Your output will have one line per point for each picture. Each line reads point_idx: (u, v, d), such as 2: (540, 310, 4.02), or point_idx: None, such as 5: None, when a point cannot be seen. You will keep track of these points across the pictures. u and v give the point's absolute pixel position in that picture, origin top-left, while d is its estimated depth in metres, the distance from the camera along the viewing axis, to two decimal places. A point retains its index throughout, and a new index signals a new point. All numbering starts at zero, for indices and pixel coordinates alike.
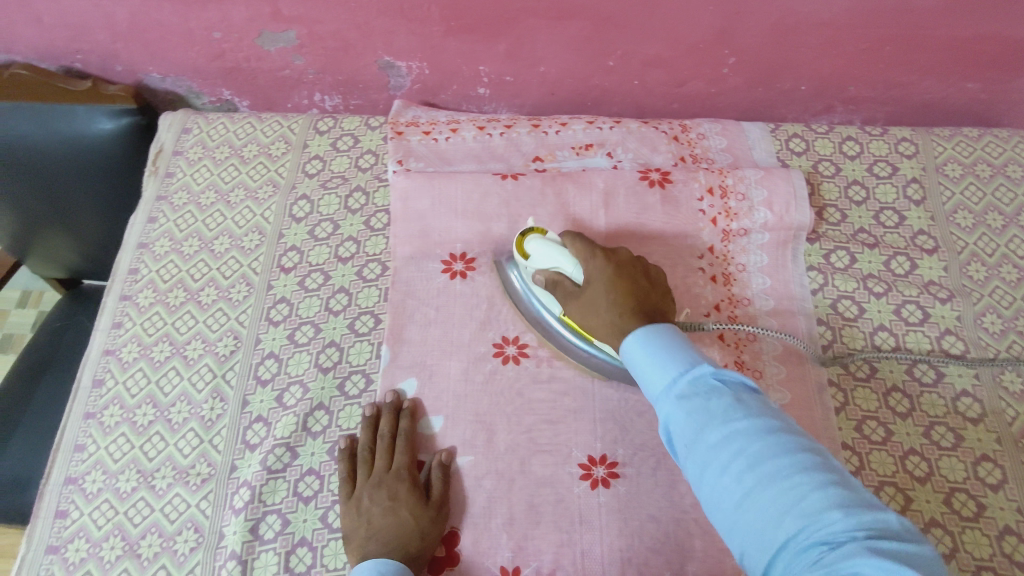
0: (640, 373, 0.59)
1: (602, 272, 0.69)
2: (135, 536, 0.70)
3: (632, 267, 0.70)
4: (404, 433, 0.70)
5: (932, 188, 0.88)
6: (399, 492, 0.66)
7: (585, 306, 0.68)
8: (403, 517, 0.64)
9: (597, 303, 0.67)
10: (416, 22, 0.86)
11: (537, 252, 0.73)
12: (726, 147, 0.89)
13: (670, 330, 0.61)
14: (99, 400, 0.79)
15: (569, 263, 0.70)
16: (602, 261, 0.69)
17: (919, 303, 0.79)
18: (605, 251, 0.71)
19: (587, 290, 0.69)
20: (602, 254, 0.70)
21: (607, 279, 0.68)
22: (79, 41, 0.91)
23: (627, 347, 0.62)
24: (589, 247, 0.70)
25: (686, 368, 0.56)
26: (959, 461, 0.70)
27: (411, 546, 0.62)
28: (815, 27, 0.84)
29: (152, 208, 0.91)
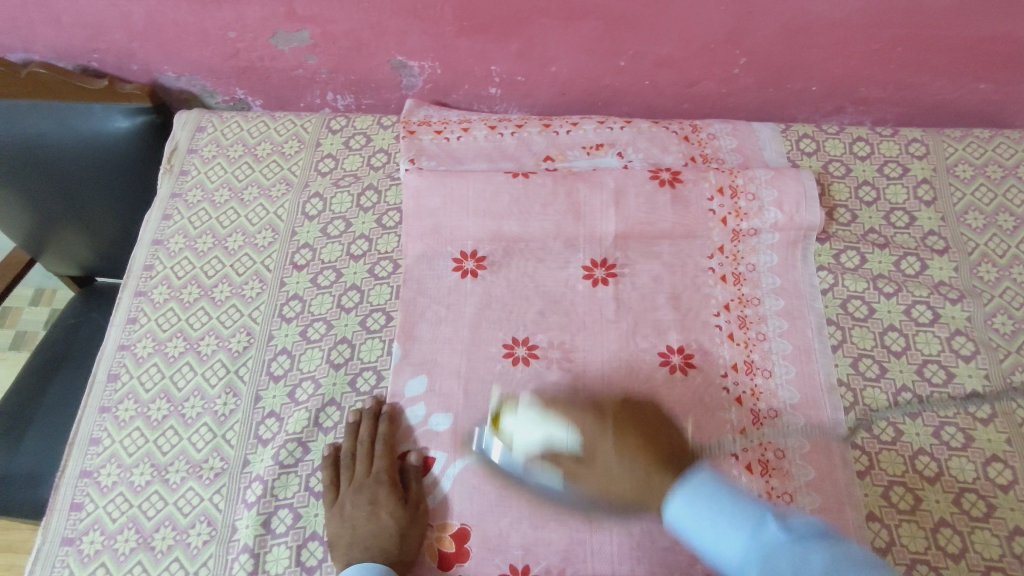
0: (711, 544, 0.56)
1: (603, 432, 0.68)
2: (149, 529, 0.71)
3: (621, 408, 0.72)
4: (382, 437, 0.71)
5: (942, 189, 0.88)
6: (378, 496, 0.68)
7: (603, 472, 0.66)
8: (382, 520, 0.66)
9: (615, 468, 0.66)
10: (429, 21, 0.87)
11: (521, 425, 0.68)
12: (737, 147, 0.90)
13: (717, 484, 0.58)
14: (114, 394, 0.80)
15: (563, 432, 0.67)
16: (595, 422, 0.69)
17: (929, 303, 0.79)
18: (589, 407, 0.71)
19: (597, 459, 0.67)
20: (592, 415, 0.70)
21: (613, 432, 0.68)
22: (96, 41, 0.92)
23: (675, 510, 0.58)
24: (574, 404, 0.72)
25: (756, 533, 0.53)
26: (969, 461, 0.70)
27: (392, 548, 0.65)
28: (826, 28, 0.84)
29: (167, 206, 0.92)
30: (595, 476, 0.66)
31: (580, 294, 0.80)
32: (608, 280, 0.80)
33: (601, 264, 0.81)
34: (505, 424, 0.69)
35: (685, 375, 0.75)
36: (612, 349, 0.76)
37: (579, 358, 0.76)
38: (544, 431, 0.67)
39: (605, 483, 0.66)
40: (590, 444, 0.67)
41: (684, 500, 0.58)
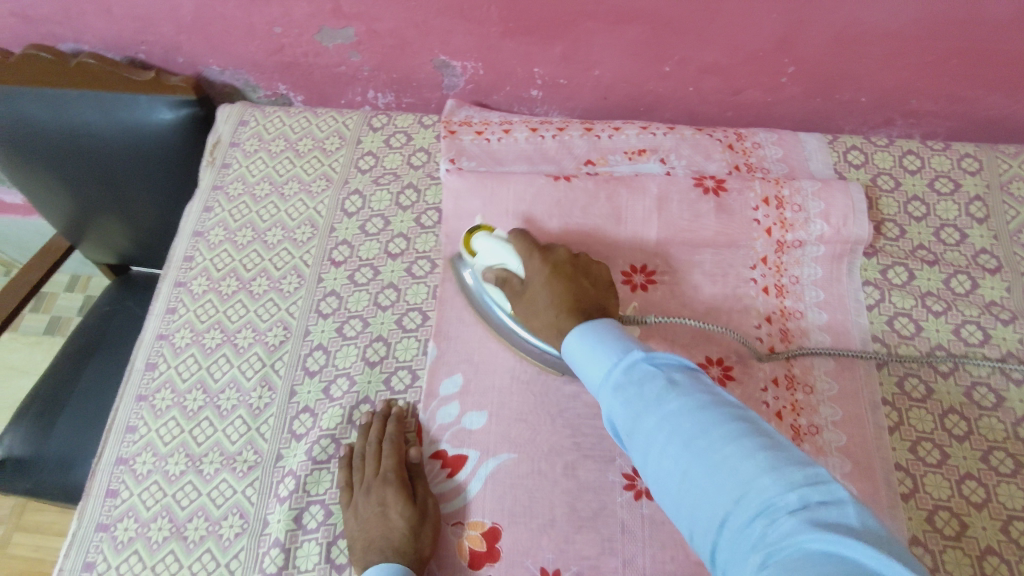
0: (582, 366, 0.61)
1: (541, 273, 0.71)
2: (182, 518, 0.71)
3: (569, 267, 0.71)
4: (390, 437, 0.71)
5: (995, 207, 0.85)
6: (387, 497, 0.66)
7: (529, 305, 0.71)
8: (393, 520, 0.65)
9: (538, 309, 0.70)
10: (475, 22, 0.86)
11: (488, 249, 0.74)
12: (783, 157, 0.88)
13: (610, 322, 0.63)
14: (151, 383, 0.80)
15: (514, 262, 0.73)
16: (541, 262, 0.71)
17: (979, 323, 0.77)
18: (543, 251, 0.73)
19: (527, 292, 0.71)
20: (541, 254, 0.72)
21: (546, 280, 0.70)
22: (145, 33, 0.93)
23: (569, 348, 0.64)
24: (533, 246, 0.73)
25: (626, 358, 0.57)
26: (1020, 488, 0.68)
27: (406, 547, 0.63)
28: (879, 38, 0.82)
29: (208, 198, 0.93)
30: (522, 304, 0.72)
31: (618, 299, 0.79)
32: (648, 286, 0.79)
33: (640, 269, 0.80)
34: (476, 242, 0.76)
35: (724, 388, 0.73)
36: None
37: None
38: (500, 255, 0.73)
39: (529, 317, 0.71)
40: (529, 279, 0.71)
41: (579, 329, 0.64)
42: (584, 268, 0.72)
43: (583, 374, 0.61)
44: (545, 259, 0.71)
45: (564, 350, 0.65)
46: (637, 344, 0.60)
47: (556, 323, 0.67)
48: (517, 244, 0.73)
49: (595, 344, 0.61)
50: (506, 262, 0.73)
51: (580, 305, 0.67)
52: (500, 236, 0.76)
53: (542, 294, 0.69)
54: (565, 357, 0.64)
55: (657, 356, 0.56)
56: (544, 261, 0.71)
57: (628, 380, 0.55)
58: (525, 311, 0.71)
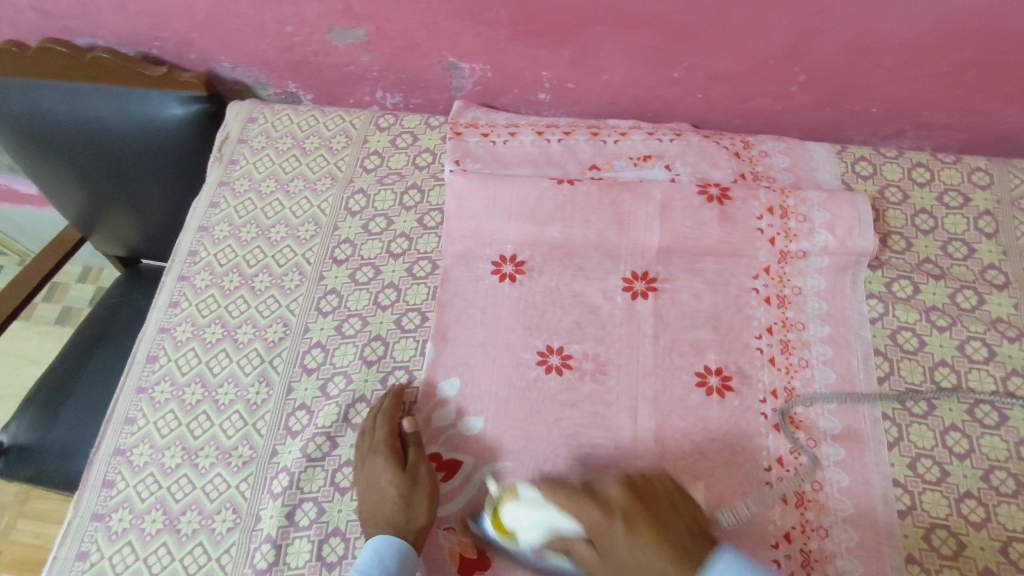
0: None
1: (617, 534, 0.58)
2: (176, 511, 0.72)
3: (637, 510, 0.59)
4: (385, 410, 0.72)
5: (1006, 222, 0.84)
6: (377, 468, 0.68)
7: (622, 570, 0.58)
8: (384, 492, 0.67)
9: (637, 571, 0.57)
10: (484, 24, 0.86)
11: (524, 516, 0.61)
12: (789, 166, 0.88)
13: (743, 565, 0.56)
14: (151, 375, 0.81)
15: (568, 518, 0.60)
16: (603, 515, 0.59)
17: (985, 340, 0.76)
18: (591, 496, 0.61)
19: (610, 551, 0.58)
20: (595, 507, 0.59)
21: (630, 538, 0.57)
22: (158, 29, 0.94)
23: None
24: (578, 496, 0.60)
25: None
26: (1020, 509, 0.67)
27: (397, 516, 0.65)
28: (893, 49, 0.81)
29: (215, 193, 0.93)
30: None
31: (618, 306, 0.78)
32: (648, 294, 0.79)
33: (641, 277, 0.79)
34: (507, 514, 0.62)
35: (722, 398, 0.73)
36: (649, 365, 0.75)
37: (614, 371, 0.74)
38: (544, 515, 0.60)
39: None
40: (600, 539, 0.59)
41: None
42: (648, 497, 0.61)
43: None
44: (604, 511, 0.59)
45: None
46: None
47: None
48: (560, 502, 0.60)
49: None
50: (555, 522, 0.60)
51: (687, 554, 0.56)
52: (527, 492, 0.63)
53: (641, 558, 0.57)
54: None
55: None
56: (607, 514, 0.59)
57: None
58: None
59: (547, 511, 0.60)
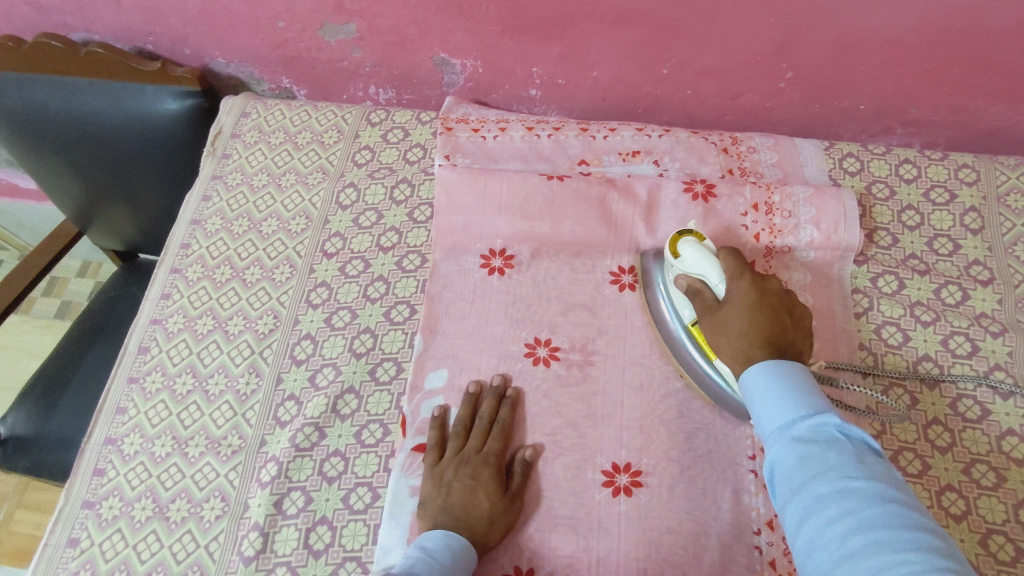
0: (756, 405, 0.59)
1: (744, 301, 0.66)
2: (165, 499, 0.73)
3: (776, 303, 0.66)
4: (502, 422, 0.71)
5: (991, 218, 0.84)
6: (481, 474, 0.67)
7: (719, 329, 0.67)
8: (479, 500, 0.65)
9: (733, 331, 0.65)
10: (474, 20, 0.87)
11: (692, 255, 0.71)
12: (777, 162, 0.88)
13: (800, 368, 0.60)
14: (143, 366, 0.82)
15: (718, 276, 0.69)
16: (749, 288, 0.67)
17: (969, 335, 0.76)
18: (755, 278, 0.68)
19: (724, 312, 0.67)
20: (751, 281, 0.67)
21: (747, 312, 0.65)
22: (152, 24, 0.95)
23: (746, 380, 0.61)
24: (743, 270, 0.69)
25: (810, 416, 0.56)
26: (1000, 502, 0.67)
27: (478, 528, 0.64)
28: (879, 45, 0.82)
29: (207, 187, 0.94)
30: (714, 325, 0.68)
31: (605, 299, 0.79)
32: (637, 287, 0.79)
33: (629, 270, 0.81)
34: (682, 243, 0.72)
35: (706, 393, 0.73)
36: (635, 357, 0.75)
37: (599, 362, 0.75)
38: (704, 268, 0.70)
39: (717, 343, 0.67)
40: (730, 302, 0.67)
41: (763, 373, 0.60)
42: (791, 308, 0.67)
43: (756, 410, 0.60)
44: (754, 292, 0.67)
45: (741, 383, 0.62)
46: (825, 403, 0.57)
47: (743, 358, 0.64)
48: (725, 266, 0.69)
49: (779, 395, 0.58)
50: (708, 276, 0.69)
51: (772, 341, 0.63)
52: (708, 246, 0.72)
53: (740, 323, 0.65)
54: (741, 387, 0.62)
55: (849, 429, 0.54)
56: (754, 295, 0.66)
57: (812, 439, 0.54)
58: (714, 336, 0.68)
59: (710, 265, 0.69)
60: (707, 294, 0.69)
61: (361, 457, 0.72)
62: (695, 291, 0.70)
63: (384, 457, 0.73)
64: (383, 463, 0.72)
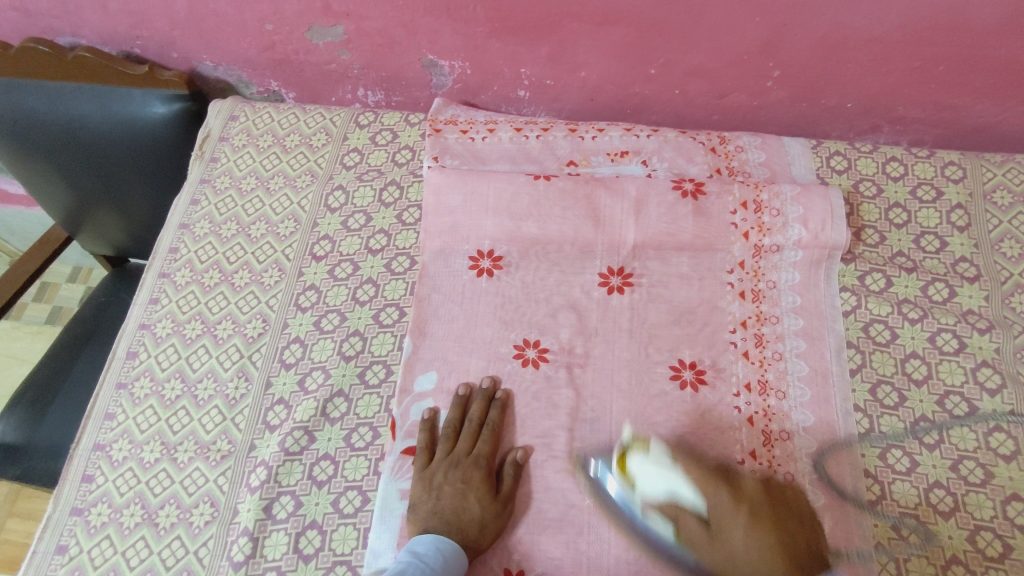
0: None
1: (738, 519, 0.60)
2: (154, 505, 0.73)
3: (766, 509, 0.61)
4: (492, 423, 0.71)
5: (978, 215, 0.85)
6: (471, 477, 0.67)
7: (724, 561, 0.59)
8: (470, 504, 0.66)
9: (743, 560, 0.59)
10: (461, 21, 0.87)
11: (649, 476, 0.64)
12: (765, 161, 0.88)
13: None
14: (131, 371, 0.82)
15: (692, 492, 0.62)
16: (734, 501, 0.61)
17: (956, 332, 0.77)
18: (729, 482, 0.63)
19: (721, 531, 0.60)
20: (728, 488, 0.61)
21: (746, 528, 0.59)
22: (139, 28, 0.95)
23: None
24: (712, 477, 0.62)
25: None
26: (988, 498, 0.68)
27: (469, 532, 0.64)
28: (865, 44, 0.82)
29: (195, 191, 0.94)
30: (718, 556, 0.60)
31: (594, 300, 0.79)
32: (624, 288, 0.79)
33: (617, 272, 0.80)
34: (634, 465, 0.65)
35: (696, 391, 0.73)
36: (624, 358, 0.76)
37: (588, 363, 0.75)
38: (671, 485, 0.63)
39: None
40: (718, 521, 0.60)
41: None
42: (778, 497, 0.63)
43: None
44: (734, 496, 0.61)
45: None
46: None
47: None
48: (692, 476, 0.62)
49: None
50: (679, 495, 0.62)
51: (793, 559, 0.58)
52: (658, 456, 0.65)
53: (745, 550, 0.59)
54: None
55: None
56: (735, 501, 0.61)
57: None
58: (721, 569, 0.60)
59: (675, 480, 0.63)
60: (688, 515, 0.61)
61: (351, 461, 0.72)
62: (674, 516, 0.62)
63: (373, 461, 0.73)
64: (372, 467, 0.72)
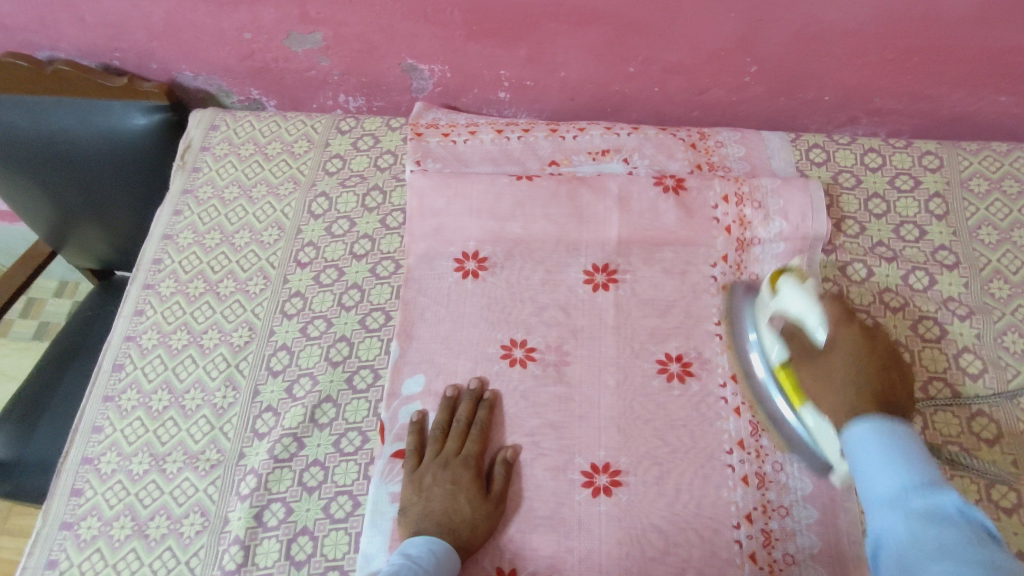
0: (860, 468, 0.52)
1: (852, 350, 0.62)
2: (144, 517, 0.72)
3: (881, 356, 0.62)
4: (480, 423, 0.71)
5: (955, 202, 0.86)
6: (460, 478, 0.67)
7: (821, 375, 0.63)
8: (461, 505, 0.66)
9: (837, 376, 0.61)
10: (440, 25, 0.87)
11: (788, 294, 0.68)
12: (745, 155, 0.89)
13: (908, 430, 0.53)
14: (117, 383, 0.81)
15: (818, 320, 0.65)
16: (855, 338, 0.62)
17: (937, 319, 0.78)
18: (864, 328, 0.64)
19: (830, 355, 0.63)
20: (857, 330, 0.63)
21: (852, 358, 0.61)
22: (118, 40, 0.95)
23: (852, 436, 0.54)
24: (847, 318, 0.64)
25: (927, 489, 0.48)
26: (973, 482, 0.68)
27: (461, 532, 0.64)
28: (839, 37, 0.83)
29: (178, 201, 0.94)
30: (817, 371, 0.63)
31: (579, 297, 0.79)
32: (609, 285, 0.80)
33: (602, 269, 0.81)
34: (782, 284, 0.70)
35: (682, 383, 0.74)
36: (610, 355, 0.76)
37: (575, 361, 0.76)
38: (801, 309, 0.66)
39: (820, 392, 0.63)
40: (833, 347, 0.63)
41: (870, 433, 0.53)
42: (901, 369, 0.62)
43: (863, 481, 0.52)
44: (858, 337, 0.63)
45: (844, 437, 0.56)
46: (936, 472, 0.50)
47: (846, 409, 0.59)
48: (826, 309, 0.65)
49: (888, 458, 0.50)
50: (804, 315, 0.66)
51: (876, 397, 0.58)
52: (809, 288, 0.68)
53: (844, 366, 0.61)
54: (844, 443, 0.55)
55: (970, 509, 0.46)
56: (857, 340, 0.62)
57: (925, 514, 0.47)
58: (817, 384, 0.64)
59: (808, 307, 0.66)
60: (805, 337, 0.66)
61: (341, 466, 0.72)
62: (794, 334, 0.67)
63: (364, 465, 0.73)
64: (363, 471, 0.72)
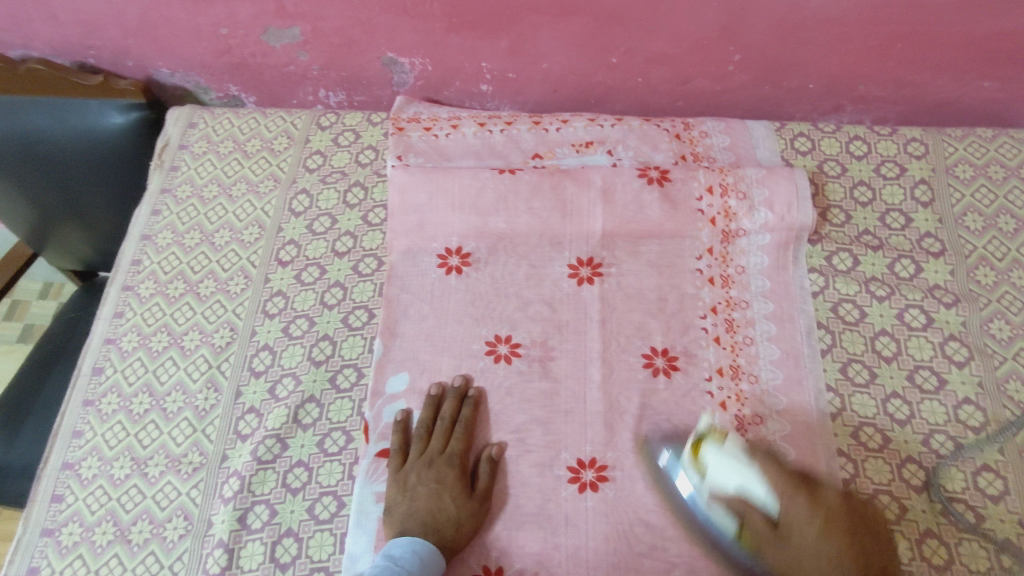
0: None
1: (809, 520, 0.56)
2: (126, 522, 0.72)
3: (845, 520, 0.56)
4: (464, 421, 0.70)
5: (941, 189, 0.85)
6: (445, 477, 0.67)
7: (790, 560, 0.56)
8: (445, 504, 0.65)
9: (809, 559, 0.55)
10: (419, 18, 0.86)
11: (721, 467, 0.62)
12: (729, 145, 0.88)
13: None
14: (97, 387, 0.80)
15: (763, 489, 0.59)
16: (809, 506, 0.57)
17: (923, 307, 0.77)
18: (810, 488, 0.58)
19: (791, 534, 0.56)
20: (808, 494, 0.58)
21: (817, 534, 0.55)
22: (92, 37, 0.93)
23: None
24: (792, 480, 0.59)
25: None
26: (959, 470, 0.68)
27: (446, 532, 0.64)
28: (822, 25, 0.82)
29: (156, 201, 0.92)
30: (782, 556, 0.57)
31: (564, 292, 0.78)
32: (593, 279, 0.79)
33: (587, 263, 0.80)
34: (707, 455, 0.63)
35: (668, 377, 0.74)
36: (595, 350, 0.75)
37: (560, 356, 0.75)
38: (739, 481, 0.60)
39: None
40: (787, 520, 0.57)
41: None
42: (865, 522, 0.57)
43: None
44: (812, 502, 0.57)
45: None
46: None
47: None
48: (769, 476, 0.59)
49: None
50: (746, 488, 0.60)
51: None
52: (736, 451, 0.62)
53: (810, 546, 0.55)
54: None
55: None
56: (814, 508, 0.57)
57: None
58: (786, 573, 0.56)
59: (747, 476, 0.60)
60: (754, 515, 0.59)
61: (325, 466, 0.72)
62: (741, 514, 0.60)
63: (348, 465, 0.72)
64: (347, 471, 0.72)
